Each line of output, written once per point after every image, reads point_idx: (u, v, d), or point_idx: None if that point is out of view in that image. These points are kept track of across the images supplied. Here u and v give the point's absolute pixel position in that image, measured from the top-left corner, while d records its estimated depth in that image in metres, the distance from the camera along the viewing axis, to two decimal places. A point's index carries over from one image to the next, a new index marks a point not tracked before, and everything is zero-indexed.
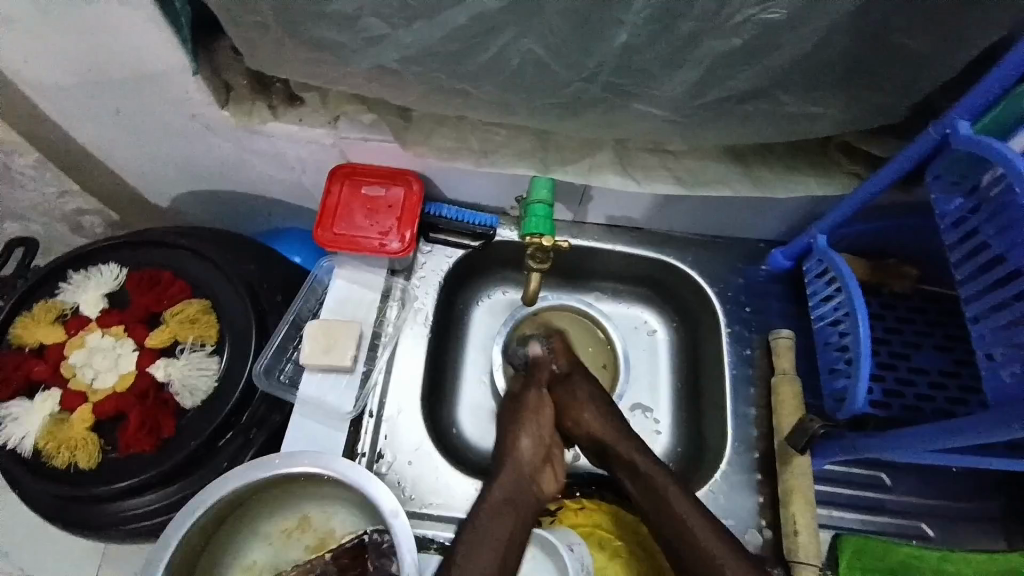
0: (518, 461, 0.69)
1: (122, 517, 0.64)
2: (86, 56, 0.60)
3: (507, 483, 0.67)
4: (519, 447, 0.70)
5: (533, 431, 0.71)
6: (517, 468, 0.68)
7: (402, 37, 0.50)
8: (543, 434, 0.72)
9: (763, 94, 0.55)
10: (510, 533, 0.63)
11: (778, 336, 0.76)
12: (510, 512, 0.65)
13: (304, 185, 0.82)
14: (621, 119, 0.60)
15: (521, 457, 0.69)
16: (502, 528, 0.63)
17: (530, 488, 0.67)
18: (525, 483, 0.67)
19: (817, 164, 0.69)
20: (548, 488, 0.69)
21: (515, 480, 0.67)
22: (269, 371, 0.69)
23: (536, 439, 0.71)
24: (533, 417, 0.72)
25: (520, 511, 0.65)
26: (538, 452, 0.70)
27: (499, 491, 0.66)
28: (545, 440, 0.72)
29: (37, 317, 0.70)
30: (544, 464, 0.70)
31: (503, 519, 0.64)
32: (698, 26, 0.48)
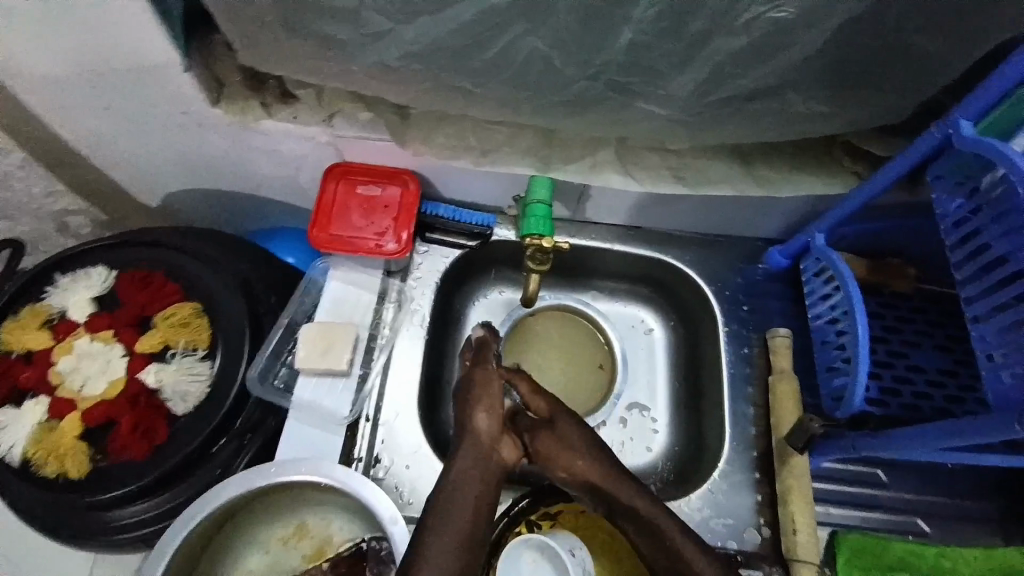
0: (474, 437, 0.63)
1: (113, 527, 0.63)
2: (75, 50, 0.58)
3: (464, 461, 0.61)
4: (474, 424, 0.63)
5: (487, 405, 0.64)
6: (475, 445, 0.62)
7: (405, 34, 0.49)
8: (497, 405, 0.64)
9: (769, 92, 0.55)
10: (474, 513, 0.59)
11: (775, 335, 0.76)
12: (474, 488, 0.60)
13: (298, 184, 0.81)
14: (624, 118, 0.59)
15: (477, 432, 0.63)
16: (466, 501, 0.59)
17: (490, 462, 0.62)
18: (484, 458, 0.62)
19: (815, 163, 0.70)
20: (509, 455, 0.64)
21: (472, 457, 0.61)
22: (264, 375, 0.68)
23: (492, 412, 0.64)
24: (486, 389, 0.65)
25: (484, 487, 0.60)
26: (496, 424, 0.63)
27: (458, 470, 0.60)
28: (499, 408, 0.64)
29: (25, 322, 0.69)
30: (502, 433, 0.64)
31: (465, 497, 0.59)
32: (706, 24, 0.47)
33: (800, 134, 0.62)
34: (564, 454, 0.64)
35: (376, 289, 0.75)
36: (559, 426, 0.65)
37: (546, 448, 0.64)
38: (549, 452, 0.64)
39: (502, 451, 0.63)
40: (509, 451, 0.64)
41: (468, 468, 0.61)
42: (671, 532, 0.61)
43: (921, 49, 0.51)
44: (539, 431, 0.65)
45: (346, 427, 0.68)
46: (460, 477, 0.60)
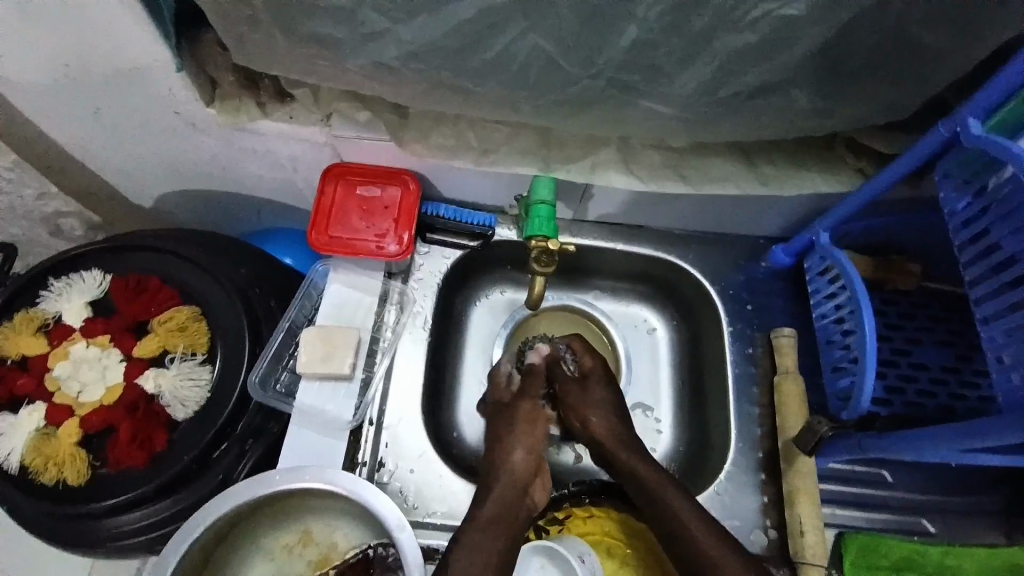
0: (510, 473, 0.65)
1: (114, 534, 0.62)
2: (63, 51, 0.57)
3: (498, 497, 0.63)
4: (510, 460, 0.66)
5: (526, 443, 0.68)
6: (510, 480, 0.64)
7: (403, 33, 0.48)
8: (535, 443, 0.69)
9: (776, 89, 0.54)
10: (507, 538, 0.59)
11: (779, 334, 0.76)
12: (501, 526, 0.60)
13: (295, 184, 0.80)
14: (628, 116, 0.58)
15: (512, 469, 0.65)
16: (498, 535, 0.59)
17: (523, 500, 0.64)
18: (517, 495, 0.64)
19: (819, 161, 0.69)
20: (538, 499, 0.66)
21: (507, 494, 0.63)
22: (264, 380, 0.67)
23: (529, 453, 0.67)
24: (529, 429, 0.69)
25: (512, 521, 0.61)
26: (530, 465, 0.67)
27: (492, 503, 0.62)
28: (536, 451, 0.68)
29: (18, 328, 0.67)
30: (536, 475, 0.66)
31: (496, 528, 0.60)
32: (713, 22, 0.46)
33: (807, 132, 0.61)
34: (585, 407, 0.71)
35: (377, 291, 0.73)
36: (591, 387, 0.73)
37: (574, 400, 0.72)
38: (574, 399, 0.72)
39: (533, 494, 0.66)
40: (539, 496, 0.66)
41: (500, 501, 0.62)
42: (681, 506, 0.63)
43: (931, 44, 0.50)
44: (569, 386, 0.73)
45: (349, 430, 0.67)
46: (493, 511, 0.61)
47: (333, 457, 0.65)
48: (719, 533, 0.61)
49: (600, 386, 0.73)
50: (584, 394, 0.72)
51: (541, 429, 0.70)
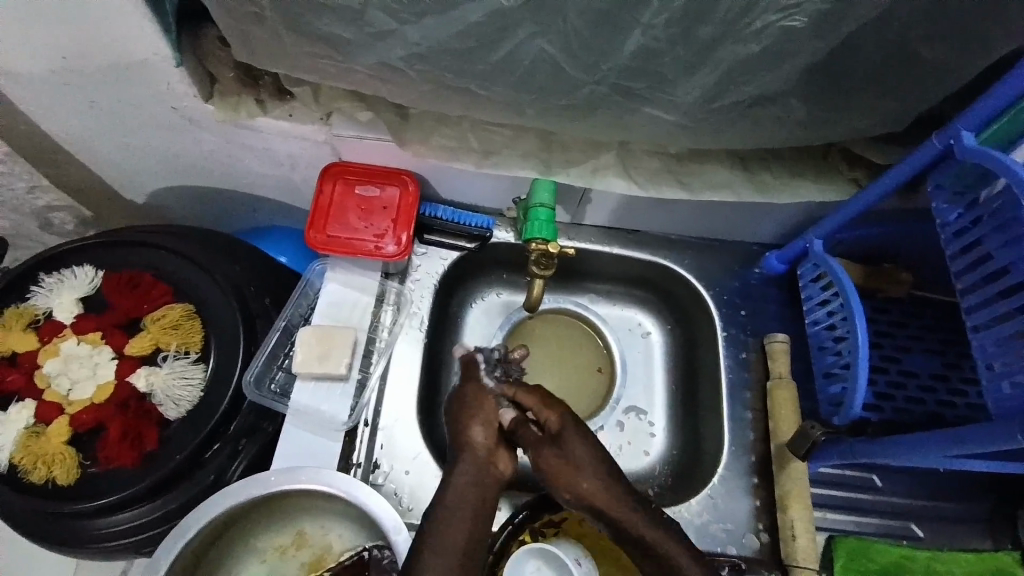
0: (472, 452, 0.59)
1: (102, 534, 0.61)
2: (60, 43, 0.56)
3: (464, 475, 0.58)
4: (472, 437, 0.60)
5: (483, 417, 0.61)
6: (474, 461, 0.59)
7: (410, 33, 0.48)
8: (494, 416, 0.62)
9: (777, 98, 0.55)
10: (470, 530, 0.56)
11: (773, 340, 0.77)
12: (469, 507, 0.57)
13: (293, 182, 0.79)
14: (630, 121, 0.59)
15: (473, 447, 0.60)
16: (465, 511, 0.56)
17: (488, 476, 0.59)
18: (482, 471, 0.58)
19: (815, 170, 0.70)
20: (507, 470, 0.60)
21: (470, 477, 0.58)
22: (259, 380, 0.67)
23: (489, 426, 0.61)
24: (482, 403, 0.62)
25: (482, 502, 0.57)
26: (493, 439, 0.60)
27: (457, 479, 0.58)
28: (497, 424, 0.61)
29: (8, 323, 0.66)
30: (500, 447, 0.61)
31: (463, 506, 0.57)
32: (718, 31, 0.47)
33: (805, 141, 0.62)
34: (571, 475, 0.59)
35: (372, 291, 0.73)
36: (567, 443, 0.61)
37: (552, 469, 0.59)
38: (553, 466, 0.59)
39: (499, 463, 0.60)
40: (505, 463, 0.60)
41: (464, 486, 0.58)
42: (655, 537, 0.58)
43: (929, 57, 0.51)
44: (544, 448, 0.60)
45: (344, 432, 0.66)
46: (458, 488, 0.57)
47: (329, 457, 0.65)
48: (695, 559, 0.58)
49: (579, 442, 0.61)
50: (565, 454, 0.60)
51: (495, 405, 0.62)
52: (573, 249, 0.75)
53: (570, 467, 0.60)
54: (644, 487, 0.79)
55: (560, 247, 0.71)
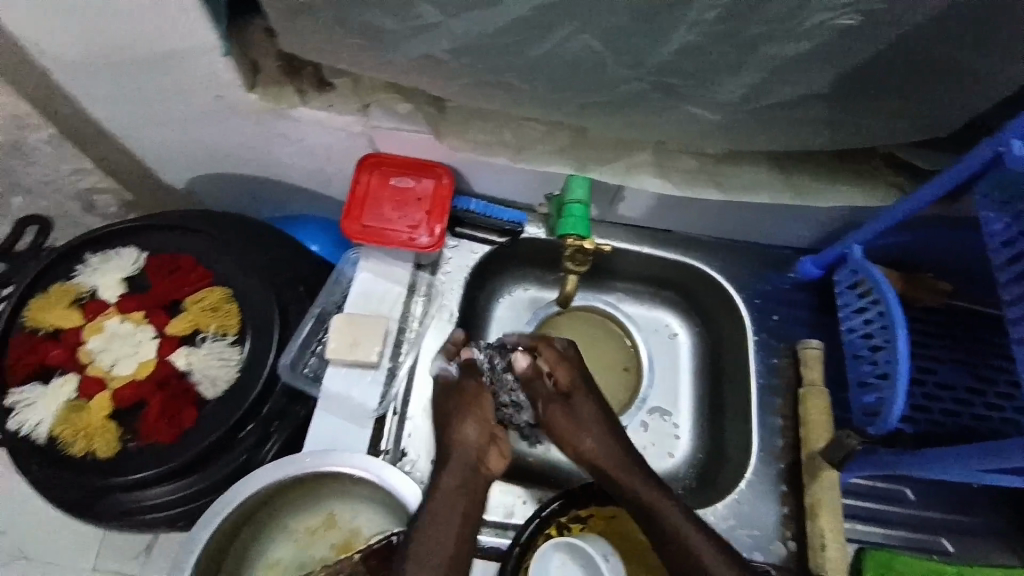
0: (463, 453, 0.62)
1: (139, 507, 0.63)
2: (112, 30, 0.57)
3: (451, 477, 0.61)
4: (462, 437, 0.63)
5: (477, 417, 0.64)
6: (462, 461, 0.62)
7: (455, 26, 0.48)
8: (487, 417, 0.65)
9: (822, 99, 0.53)
10: (460, 526, 0.58)
11: (806, 346, 0.75)
12: (457, 507, 0.59)
13: (327, 172, 0.80)
14: (669, 121, 0.58)
15: (464, 445, 0.62)
16: (453, 515, 0.58)
17: (477, 475, 0.61)
18: (470, 471, 0.61)
19: (857, 174, 0.69)
20: (495, 467, 0.63)
21: (458, 478, 0.61)
22: (291, 366, 0.68)
23: (481, 425, 0.64)
24: (479, 403, 0.65)
25: (470, 501, 0.60)
26: (485, 437, 0.63)
27: (447, 481, 0.60)
28: (489, 423, 0.64)
29: (54, 300, 0.68)
30: (490, 445, 0.63)
31: (452, 506, 0.59)
32: (767, 30, 0.46)
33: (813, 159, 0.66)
34: (576, 432, 0.67)
35: (402, 283, 0.74)
36: (575, 404, 0.68)
37: (558, 423, 0.67)
38: (560, 422, 0.67)
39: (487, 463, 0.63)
40: (496, 463, 0.63)
41: (455, 486, 0.60)
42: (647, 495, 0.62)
43: (986, 62, 0.50)
44: (553, 405, 0.68)
45: (374, 419, 0.67)
46: (447, 489, 0.60)
47: (358, 442, 0.66)
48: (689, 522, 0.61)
49: (586, 403, 0.68)
50: (573, 412, 0.68)
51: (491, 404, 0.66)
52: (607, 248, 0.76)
53: (576, 426, 0.67)
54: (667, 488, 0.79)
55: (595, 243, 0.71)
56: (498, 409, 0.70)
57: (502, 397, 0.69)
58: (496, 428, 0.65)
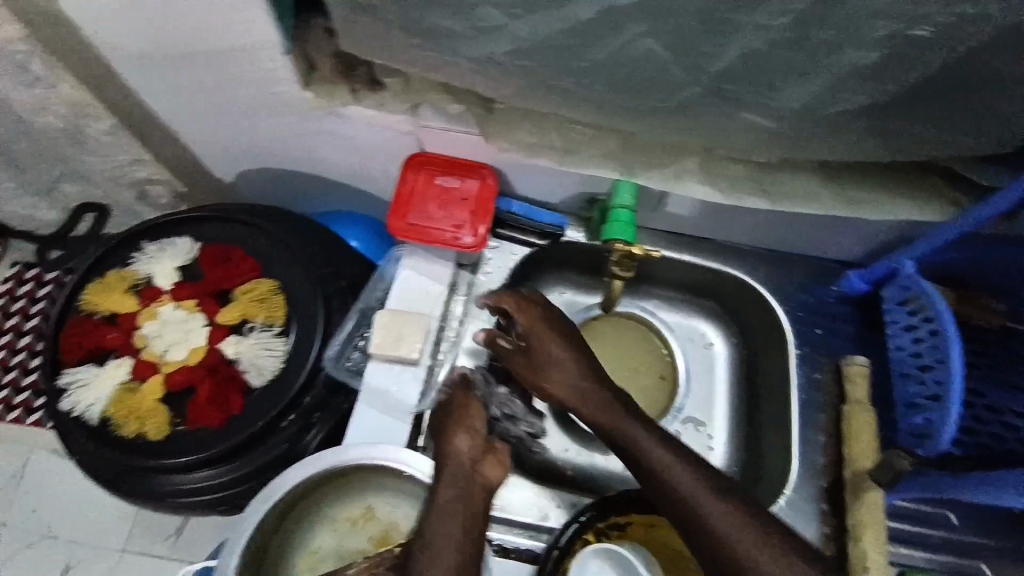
0: (457, 462, 0.56)
1: (183, 489, 0.65)
2: (182, 26, 0.60)
3: (448, 486, 0.55)
4: (455, 447, 0.58)
5: (465, 425, 0.59)
6: (456, 472, 0.56)
7: (518, 29, 0.48)
8: (477, 424, 0.59)
9: (887, 110, 0.52)
10: (464, 526, 0.53)
11: (852, 362, 0.74)
12: (457, 515, 0.53)
13: (371, 170, 0.82)
14: (724, 129, 0.57)
15: (456, 455, 0.57)
16: (453, 520, 0.53)
17: (475, 483, 0.56)
18: (466, 482, 0.55)
19: (913, 187, 0.67)
20: (493, 475, 0.57)
21: (455, 487, 0.55)
22: (335, 358, 0.69)
23: (471, 433, 0.59)
24: (465, 411, 0.60)
25: (471, 512, 0.54)
26: (477, 446, 0.58)
27: (443, 492, 0.54)
28: (479, 428, 0.59)
29: (110, 285, 0.71)
30: (484, 453, 0.58)
31: (451, 516, 0.53)
32: (839, 37, 0.45)
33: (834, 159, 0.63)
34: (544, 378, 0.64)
35: (443, 282, 0.74)
36: (540, 350, 0.65)
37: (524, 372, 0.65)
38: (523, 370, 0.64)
39: (486, 472, 0.57)
40: (494, 472, 0.57)
41: (452, 495, 0.54)
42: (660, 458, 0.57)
43: None
44: (517, 356, 0.65)
45: (414, 415, 0.68)
46: (445, 499, 0.54)
47: (399, 437, 0.67)
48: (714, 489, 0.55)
49: (553, 348, 0.64)
50: (538, 358, 0.64)
51: (479, 411, 0.61)
52: (656, 253, 0.73)
53: (541, 372, 0.64)
54: None
55: (643, 248, 0.69)
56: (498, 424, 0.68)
57: (496, 410, 0.67)
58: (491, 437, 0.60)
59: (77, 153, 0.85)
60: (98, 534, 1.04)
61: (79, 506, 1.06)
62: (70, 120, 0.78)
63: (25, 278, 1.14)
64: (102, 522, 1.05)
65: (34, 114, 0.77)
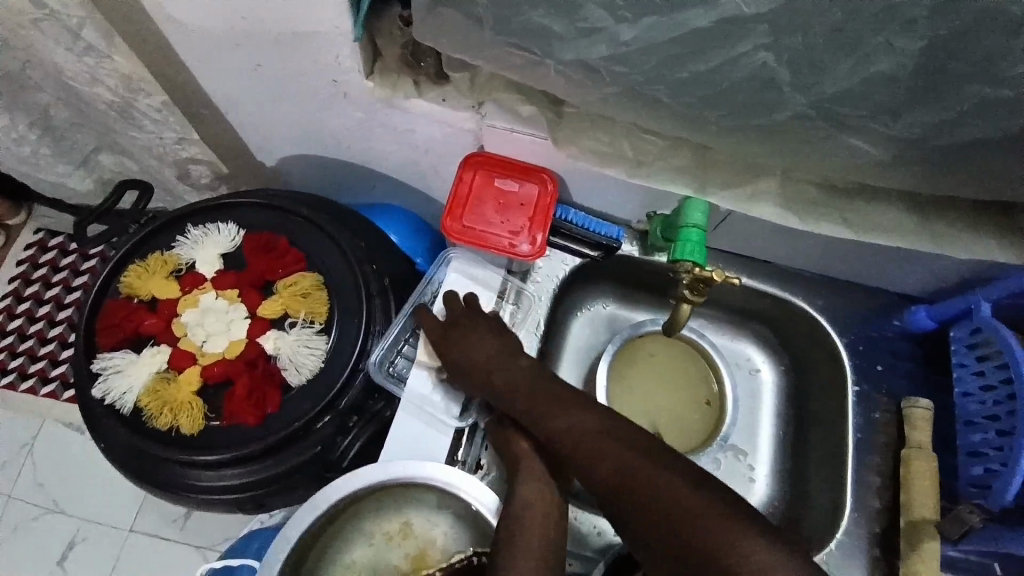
0: (529, 464, 0.60)
1: (211, 486, 0.63)
2: (253, 6, 0.57)
3: (527, 487, 0.58)
4: (523, 450, 0.61)
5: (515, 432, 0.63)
6: (529, 472, 0.59)
7: (622, 33, 0.47)
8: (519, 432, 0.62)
9: (1008, 149, 0.48)
10: (542, 533, 0.54)
11: (913, 405, 0.70)
12: (537, 512, 0.56)
13: (421, 165, 0.78)
14: (819, 153, 0.54)
15: (525, 457, 0.60)
16: (537, 518, 0.55)
17: (547, 478, 0.59)
18: (541, 482, 0.59)
19: (1000, 227, 0.61)
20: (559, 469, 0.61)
21: (535, 484, 0.58)
22: (378, 362, 0.66)
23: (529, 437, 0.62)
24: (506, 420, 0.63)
25: (549, 510, 0.57)
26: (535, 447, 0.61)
27: (522, 493, 0.57)
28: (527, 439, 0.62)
29: (152, 269, 0.69)
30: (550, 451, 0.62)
31: (531, 515, 0.55)
32: (973, 69, 0.43)
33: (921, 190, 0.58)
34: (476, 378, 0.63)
35: (491, 295, 0.72)
36: (457, 353, 0.64)
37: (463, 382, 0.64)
38: (459, 378, 0.64)
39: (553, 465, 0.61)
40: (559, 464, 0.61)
41: (534, 495, 0.57)
42: (633, 460, 0.53)
43: None
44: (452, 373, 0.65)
45: (454, 428, 0.65)
46: (528, 499, 0.57)
47: (438, 451, 0.64)
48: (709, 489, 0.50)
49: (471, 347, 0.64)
50: (465, 362, 0.64)
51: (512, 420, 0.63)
52: (737, 279, 0.67)
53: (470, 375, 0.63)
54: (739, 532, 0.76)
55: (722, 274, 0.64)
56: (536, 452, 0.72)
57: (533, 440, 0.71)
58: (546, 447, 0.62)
59: (122, 127, 0.82)
60: (106, 511, 1.02)
61: (87, 482, 1.03)
62: (117, 93, 0.74)
63: (49, 246, 1.14)
64: (111, 499, 1.03)
65: (82, 84, 0.73)
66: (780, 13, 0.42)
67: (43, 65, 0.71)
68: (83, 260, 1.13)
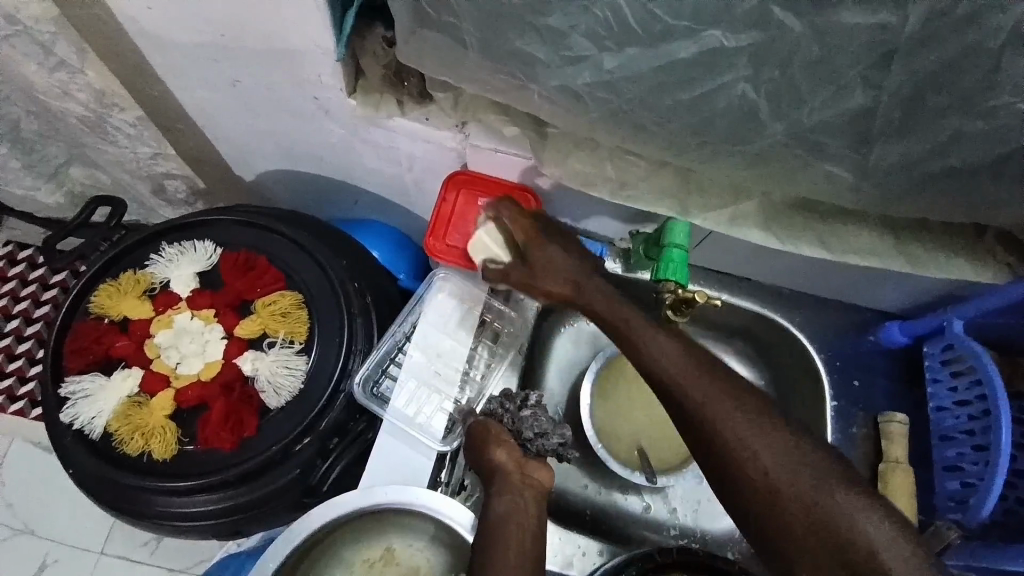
0: (505, 476, 0.57)
1: (184, 513, 0.60)
2: (232, 20, 0.56)
3: (499, 504, 0.56)
4: (496, 464, 0.58)
5: (501, 444, 0.59)
6: (506, 486, 0.57)
7: (607, 61, 0.47)
8: (511, 449, 0.59)
9: (982, 175, 0.49)
10: (519, 550, 0.52)
11: (889, 420, 0.72)
12: (506, 532, 0.53)
13: (404, 182, 0.77)
14: (800, 180, 0.55)
15: (500, 475, 0.58)
16: (511, 544, 0.52)
17: (525, 488, 0.57)
18: (516, 491, 0.56)
19: (969, 249, 0.63)
20: (542, 479, 0.59)
21: (509, 501, 0.56)
22: (364, 385, 0.64)
23: (509, 449, 0.59)
24: (487, 431, 0.61)
25: (524, 521, 0.55)
26: (514, 458, 0.59)
27: (496, 507, 0.55)
28: (517, 462, 0.58)
29: (124, 288, 0.67)
30: (528, 458, 0.60)
31: (507, 538, 0.53)
32: (945, 103, 0.44)
33: (901, 213, 0.59)
34: (551, 274, 0.64)
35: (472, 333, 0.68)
36: (542, 250, 0.64)
37: (544, 270, 0.64)
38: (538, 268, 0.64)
39: (534, 475, 0.58)
40: (542, 474, 0.59)
41: (506, 511, 0.55)
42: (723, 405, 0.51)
43: None
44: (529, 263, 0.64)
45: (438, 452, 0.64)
46: (499, 515, 0.55)
47: (420, 477, 0.62)
48: (785, 455, 0.48)
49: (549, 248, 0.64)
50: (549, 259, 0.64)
51: (497, 434, 0.60)
52: (719, 302, 0.70)
53: (551, 271, 0.64)
54: (724, 551, 0.75)
55: (704, 295, 0.67)
56: (533, 446, 0.61)
57: (526, 433, 0.61)
58: (524, 456, 0.60)
59: (95, 141, 0.79)
60: (75, 534, 0.98)
61: (57, 503, 0.99)
62: (89, 107, 0.72)
63: (18, 259, 1.08)
64: (83, 521, 0.99)
65: (53, 98, 0.71)
66: (763, 44, 0.43)
67: (13, 78, 0.69)
68: (52, 273, 1.08)
